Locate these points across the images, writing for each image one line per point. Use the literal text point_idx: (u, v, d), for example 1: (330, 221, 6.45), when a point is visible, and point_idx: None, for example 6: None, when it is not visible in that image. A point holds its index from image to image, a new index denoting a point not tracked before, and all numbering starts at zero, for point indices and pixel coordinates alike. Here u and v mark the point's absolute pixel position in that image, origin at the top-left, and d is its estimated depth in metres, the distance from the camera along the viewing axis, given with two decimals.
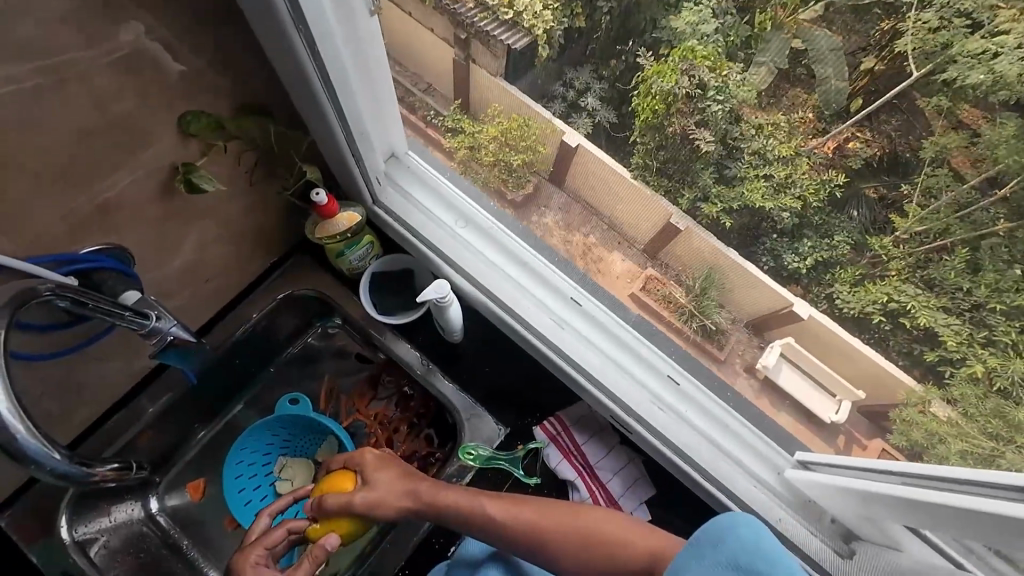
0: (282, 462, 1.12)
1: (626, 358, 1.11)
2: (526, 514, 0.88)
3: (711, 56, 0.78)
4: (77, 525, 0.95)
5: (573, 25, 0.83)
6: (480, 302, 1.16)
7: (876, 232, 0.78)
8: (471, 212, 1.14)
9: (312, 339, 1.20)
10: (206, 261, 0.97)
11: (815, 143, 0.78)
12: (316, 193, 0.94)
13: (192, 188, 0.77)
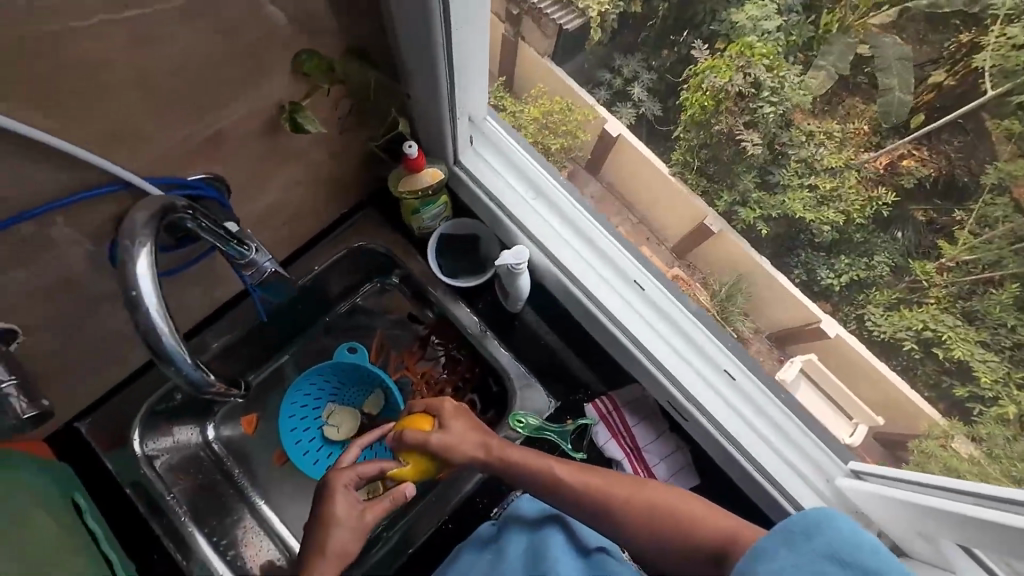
0: (331, 408, 0.98)
1: (690, 353, 0.93)
2: (596, 485, 0.76)
3: (770, 55, 0.76)
4: (147, 439, 0.86)
5: (629, 11, 0.82)
6: (552, 275, 0.97)
7: (921, 256, 0.75)
8: (538, 175, 0.99)
9: (365, 295, 1.05)
10: (290, 205, 0.87)
11: (867, 157, 0.75)
12: (408, 144, 0.85)
13: (297, 129, 0.71)
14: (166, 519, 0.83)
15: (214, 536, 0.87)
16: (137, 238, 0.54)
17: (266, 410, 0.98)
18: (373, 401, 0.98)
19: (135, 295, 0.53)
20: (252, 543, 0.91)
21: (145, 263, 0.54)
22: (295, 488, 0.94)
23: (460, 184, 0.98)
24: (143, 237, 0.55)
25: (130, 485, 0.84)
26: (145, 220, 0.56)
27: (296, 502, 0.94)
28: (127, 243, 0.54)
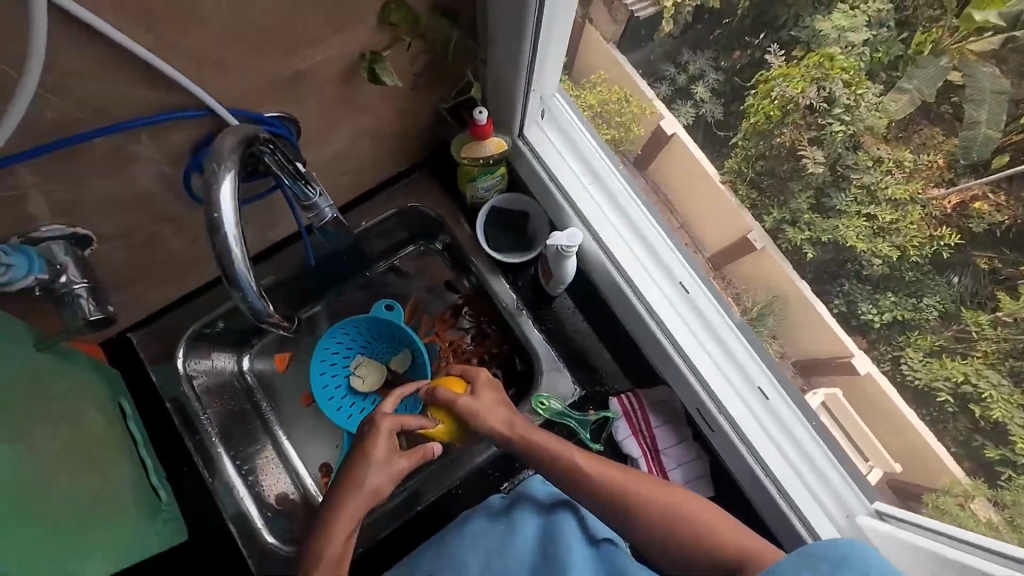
0: (360, 359, 1.00)
1: (727, 363, 0.91)
2: (618, 478, 0.75)
3: (851, 69, 0.72)
4: (190, 359, 0.91)
5: (706, 5, 0.78)
6: (600, 265, 0.97)
7: (975, 305, 0.71)
8: (601, 164, 0.99)
9: (406, 257, 1.07)
10: (352, 155, 0.88)
11: (934, 193, 0.71)
12: (478, 111, 0.84)
13: (373, 80, 0.71)
14: (198, 436, 0.88)
15: (239, 461, 0.91)
16: (224, 162, 0.56)
17: (300, 351, 1.02)
18: (401, 360, 1.01)
19: (216, 218, 0.55)
20: (270, 474, 0.94)
21: (228, 188, 0.56)
22: (317, 428, 0.99)
23: (519, 159, 0.99)
24: (229, 163, 0.57)
25: (171, 399, 0.88)
26: (232, 146, 0.58)
27: (315, 442, 0.98)
28: (214, 165, 0.56)
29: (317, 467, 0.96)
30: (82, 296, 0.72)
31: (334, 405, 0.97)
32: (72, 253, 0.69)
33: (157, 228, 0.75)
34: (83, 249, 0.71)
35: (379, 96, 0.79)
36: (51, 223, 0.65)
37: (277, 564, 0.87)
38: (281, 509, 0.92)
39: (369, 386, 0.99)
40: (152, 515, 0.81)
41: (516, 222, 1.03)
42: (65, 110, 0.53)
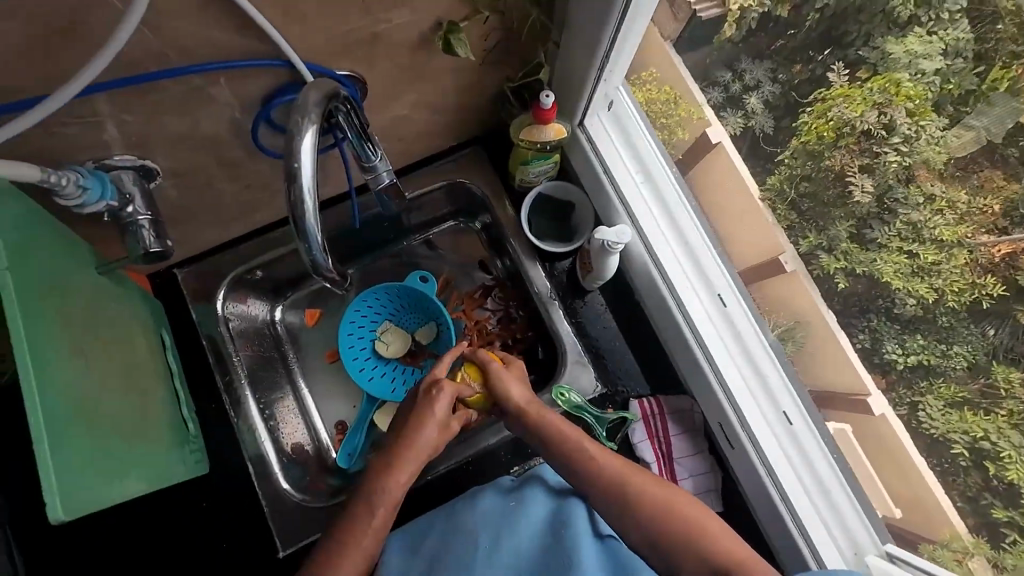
0: (386, 326, 1.03)
1: (756, 385, 0.88)
2: (628, 475, 0.74)
3: (918, 98, 0.68)
4: (228, 302, 0.95)
5: (772, 13, 0.74)
6: (643, 267, 0.95)
7: (1008, 361, 0.68)
8: (654, 162, 0.95)
9: (445, 231, 1.09)
10: (409, 122, 0.89)
11: (985, 240, 0.67)
12: (546, 94, 0.80)
13: (447, 50, 0.71)
14: (227, 377, 0.91)
15: (262, 404, 0.94)
16: (309, 115, 0.57)
17: (331, 308, 1.06)
18: (426, 332, 1.03)
19: (295, 169, 0.57)
20: (289, 421, 0.98)
21: (308, 141, 0.58)
22: (339, 385, 1.03)
23: (574, 149, 0.96)
24: (311, 118, 0.58)
25: (207, 336, 0.92)
26: (316, 101, 0.59)
27: (333, 398, 1.02)
28: (298, 118, 0.57)
29: (333, 423, 1.01)
30: (144, 227, 0.75)
31: (357, 365, 1.00)
32: (138, 183, 0.73)
33: (219, 170, 0.79)
34: (148, 180, 0.75)
35: (447, 66, 0.79)
36: (122, 152, 0.69)
37: (291, 509, 0.88)
38: (298, 456, 0.95)
39: (391, 353, 1.01)
40: (184, 445, 0.86)
41: (561, 212, 1.01)
42: (154, 46, 0.55)
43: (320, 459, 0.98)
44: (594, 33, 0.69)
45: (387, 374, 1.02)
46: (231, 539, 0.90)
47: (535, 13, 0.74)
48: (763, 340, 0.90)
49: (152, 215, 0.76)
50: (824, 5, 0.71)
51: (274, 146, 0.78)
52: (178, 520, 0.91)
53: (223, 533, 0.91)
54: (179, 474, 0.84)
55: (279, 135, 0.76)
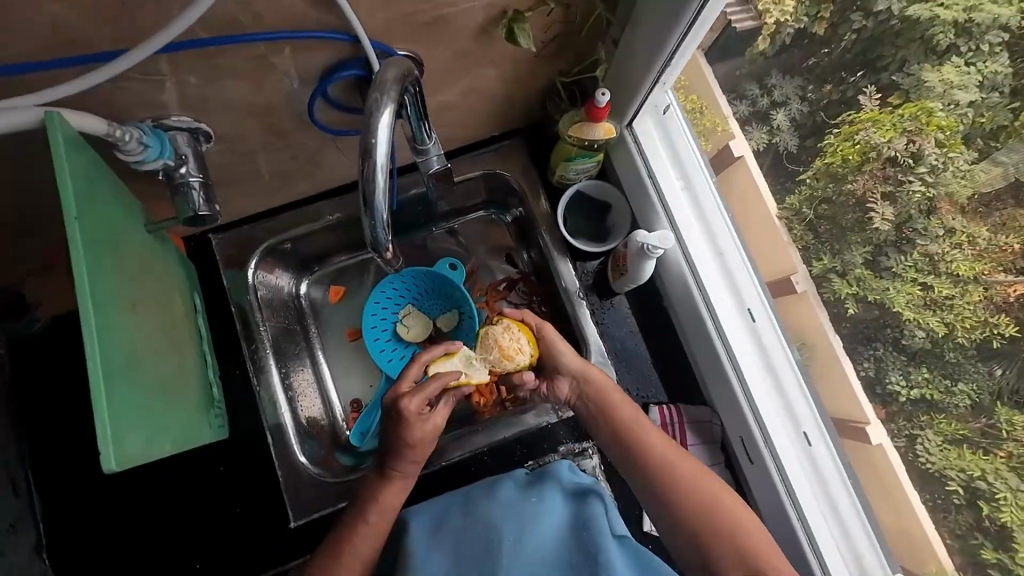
0: (409, 310, 0.96)
1: (775, 408, 0.86)
2: (663, 456, 0.73)
3: (948, 129, 0.67)
4: (259, 269, 0.88)
5: (808, 29, 0.73)
6: (678, 275, 0.92)
7: (1012, 403, 0.67)
8: (695, 169, 0.92)
9: (477, 219, 1.02)
10: (461, 106, 0.85)
11: (1000, 278, 0.67)
12: (602, 91, 0.77)
13: (508, 39, 0.68)
14: (254, 346, 0.84)
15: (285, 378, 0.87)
16: (387, 94, 0.56)
17: (357, 284, 0.99)
18: (449, 319, 0.96)
19: (372, 144, 0.56)
20: (306, 394, 0.91)
21: (385, 119, 0.57)
22: (358, 365, 0.96)
23: (618, 152, 0.94)
24: (389, 96, 0.57)
25: (236, 305, 0.86)
26: (396, 77, 0.57)
27: (351, 373, 0.95)
28: (377, 96, 0.56)
29: (347, 400, 0.94)
30: (195, 189, 0.71)
31: (377, 348, 0.93)
32: (191, 146, 0.70)
33: (260, 143, 0.76)
34: (201, 143, 0.71)
35: (505, 55, 0.76)
36: (178, 113, 0.66)
37: (308, 483, 0.82)
38: (314, 431, 0.89)
39: (410, 336, 0.94)
40: (208, 410, 0.80)
41: (597, 211, 0.96)
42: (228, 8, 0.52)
43: (334, 437, 0.91)
44: (664, 35, 0.67)
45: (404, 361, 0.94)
46: (246, 504, 0.84)
47: (598, 11, 0.73)
48: (786, 358, 0.87)
49: (204, 177, 0.72)
50: (863, 25, 0.69)
51: (330, 121, 0.76)
52: (188, 485, 0.84)
53: (235, 498, 0.84)
54: (203, 440, 0.77)
55: (335, 111, 0.74)
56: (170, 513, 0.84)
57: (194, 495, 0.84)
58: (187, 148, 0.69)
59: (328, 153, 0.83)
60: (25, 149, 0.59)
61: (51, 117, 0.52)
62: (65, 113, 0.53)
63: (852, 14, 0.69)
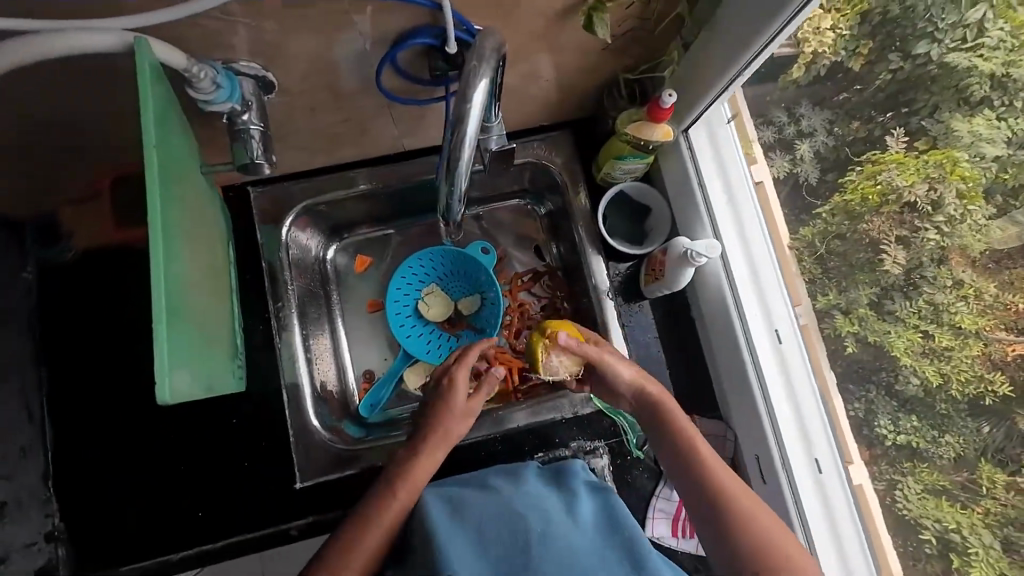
0: (432, 288, 0.88)
1: (792, 432, 0.78)
2: (727, 486, 0.61)
3: (970, 180, 0.66)
4: (296, 228, 0.80)
5: (844, 63, 0.71)
6: (714, 287, 0.84)
7: (996, 462, 0.66)
8: (738, 177, 0.84)
9: (515, 204, 0.92)
10: (522, 93, 0.78)
11: (1001, 336, 0.65)
12: (668, 91, 0.70)
13: (585, 28, 0.63)
14: (279, 305, 0.77)
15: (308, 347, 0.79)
16: (484, 62, 0.50)
17: (383, 257, 0.89)
18: (470, 304, 0.88)
19: (465, 109, 0.51)
20: (322, 360, 0.82)
21: (480, 89, 0.51)
22: (376, 341, 0.87)
23: (669, 158, 0.85)
24: (487, 64, 0.51)
25: (265, 263, 0.78)
26: (494, 46, 0.51)
27: (368, 344, 0.86)
28: (474, 64, 0.50)
29: (360, 371, 0.85)
30: (254, 138, 0.62)
31: (400, 327, 0.85)
32: (256, 94, 0.61)
33: (299, 118, 0.69)
34: (264, 96, 0.63)
35: (579, 44, 0.69)
36: (247, 60, 0.57)
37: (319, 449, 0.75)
38: (324, 398, 0.79)
39: (430, 316, 0.87)
40: (233, 359, 0.72)
41: (636, 216, 0.89)
42: None
43: (342, 407, 0.82)
44: (744, 40, 0.61)
45: (421, 346, 0.86)
46: (256, 456, 0.74)
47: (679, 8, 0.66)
48: (810, 385, 0.80)
49: (264, 127, 0.63)
50: (900, 66, 0.67)
51: (393, 89, 0.67)
52: (197, 430, 0.75)
53: (245, 449, 0.75)
54: (226, 390, 0.70)
55: (404, 81, 0.66)
56: (172, 457, 0.74)
57: (201, 441, 0.75)
58: (252, 96, 0.60)
59: (380, 122, 0.74)
60: (44, 69, 0.52)
61: (140, 44, 0.47)
62: (152, 41, 0.48)
63: (891, 53, 0.68)
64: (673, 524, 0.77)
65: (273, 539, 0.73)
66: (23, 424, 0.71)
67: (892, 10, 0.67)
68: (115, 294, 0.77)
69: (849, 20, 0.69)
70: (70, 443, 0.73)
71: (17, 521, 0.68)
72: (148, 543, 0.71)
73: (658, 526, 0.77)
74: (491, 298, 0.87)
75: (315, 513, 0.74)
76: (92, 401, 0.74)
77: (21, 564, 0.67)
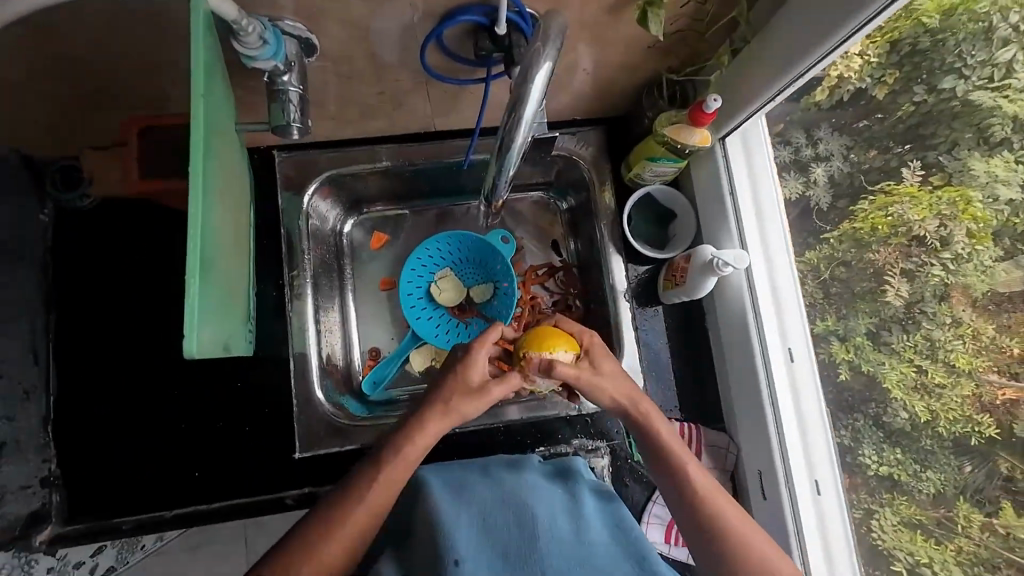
0: (445, 272, 0.87)
1: (796, 452, 0.73)
2: (727, 518, 0.54)
3: (981, 221, 0.58)
4: (318, 197, 0.81)
5: (868, 91, 0.65)
6: (734, 298, 0.78)
7: (973, 501, 0.61)
8: (764, 183, 0.77)
9: (538, 197, 0.92)
10: (562, 85, 0.75)
11: (993, 379, 0.58)
12: (713, 97, 0.67)
13: (639, 22, 0.60)
14: (294, 273, 0.77)
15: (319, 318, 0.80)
16: (549, 48, 0.47)
17: (398, 236, 0.90)
18: (482, 292, 0.88)
19: (523, 92, 0.50)
20: (330, 333, 0.82)
21: (539, 76, 0.49)
22: (385, 319, 0.88)
23: (701, 165, 0.80)
24: (550, 48, 0.47)
25: (284, 231, 0.78)
26: (560, 26, 0.47)
27: (376, 321, 0.87)
28: (538, 45, 0.47)
29: (366, 348, 0.86)
30: (293, 100, 0.61)
31: (412, 307, 0.85)
32: (299, 55, 0.60)
33: (334, 84, 0.68)
34: (307, 58, 0.62)
35: (627, 38, 0.66)
36: (294, 19, 0.56)
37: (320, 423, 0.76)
38: (328, 370, 0.80)
39: (442, 300, 0.86)
40: (246, 320, 0.72)
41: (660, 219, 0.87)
42: None
43: (346, 381, 0.83)
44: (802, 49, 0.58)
45: (429, 328, 0.86)
46: (257, 422, 0.76)
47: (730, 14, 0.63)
48: (818, 410, 0.74)
49: (303, 90, 0.62)
50: (924, 99, 0.61)
51: (436, 67, 0.67)
52: (200, 391, 0.77)
53: (248, 415, 0.76)
54: (238, 353, 0.70)
55: (446, 58, 0.65)
56: (175, 415, 0.76)
57: (206, 402, 0.76)
58: (296, 57, 0.60)
59: (414, 98, 0.73)
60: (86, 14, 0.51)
61: None
62: None
63: (914, 86, 0.61)
64: (667, 530, 0.77)
65: (267, 506, 0.74)
66: (27, 364, 0.72)
67: (922, 42, 0.59)
68: (137, 253, 0.79)
69: (878, 47, 0.62)
70: (78, 391, 0.75)
71: (16, 462, 0.69)
72: (144, 497, 0.73)
73: (652, 531, 0.77)
74: (505, 288, 0.86)
75: (312, 484, 0.75)
76: (101, 352, 0.77)
77: (17, 504, 0.69)
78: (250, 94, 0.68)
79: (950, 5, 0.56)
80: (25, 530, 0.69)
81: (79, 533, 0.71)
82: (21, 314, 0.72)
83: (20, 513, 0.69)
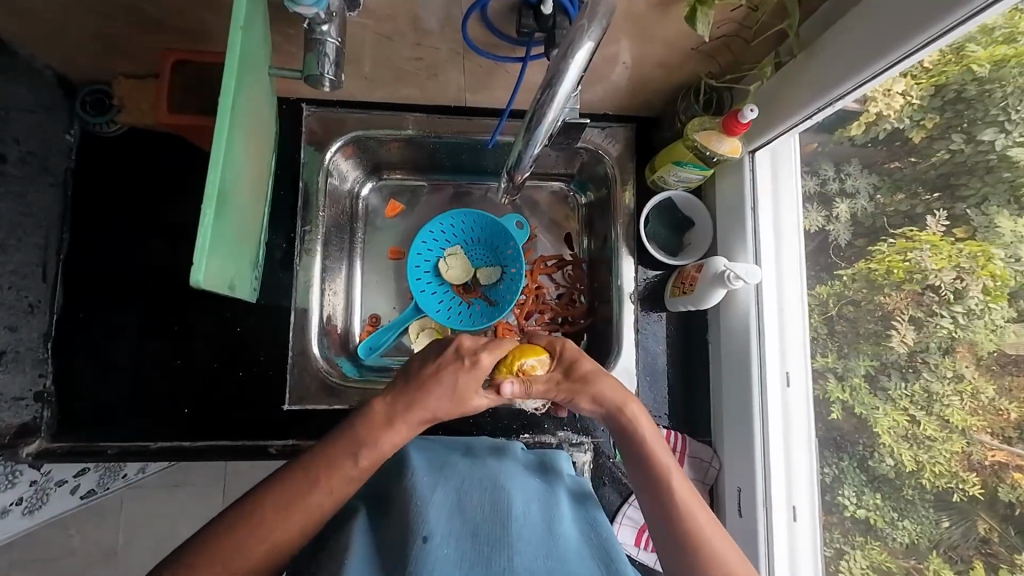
0: (455, 252, 0.87)
1: (777, 475, 0.73)
2: (699, 520, 0.53)
3: (999, 279, 0.56)
4: (342, 155, 0.80)
5: (904, 132, 0.62)
6: (741, 315, 0.77)
7: (945, 557, 0.60)
8: (786, 201, 0.75)
9: (558, 187, 0.92)
10: (600, 77, 0.74)
11: (984, 440, 0.57)
12: (750, 107, 0.65)
13: (686, 19, 0.57)
14: (306, 229, 0.77)
15: (326, 275, 0.80)
16: (594, 26, 0.46)
17: (413, 207, 0.91)
18: (490, 275, 0.87)
19: (563, 69, 0.49)
20: (334, 294, 0.83)
21: (581, 56, 0.48)
22: (389, 288, 0.88)
23: (728, 175, 0.79)
24: (596, 26, 0.46)
25: (301, 186, 0.78)
26: (607, 8, 0.45)
27: (380, 289, 0.88)
28: (582, 24, 0.46)
29: (366, 313, 0.87)
30: (328, 50, 0.60)
31: (418, 277, 0.85)
32: (340, 7, 0.58)
33: (370, 43, 0.67)
34: (348, 12, 0.60)
35: (673, 37, 0.65)
36: None
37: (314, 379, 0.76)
38: (327, 330, 0.80)
39: (449, 276, 0.86)
40: (253, 267, 0.72)
41: (677, 228, 0.86)
42: None
43: (343, 343, 0.84)
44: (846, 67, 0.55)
45: (429, 301, 0.85)
46: (251, 369, 0.77)
47: (779, 24, 0.62)
48: (804, 439, 0.73)
49: (339, 43, 0.61)
50: (961, 148, 0.58)
51: (475, 39, 0.66)
52: (201, 331, 0.77)
53: (242, 360, 0.77)
54: (241, 298, 0.70)
55: (485, 31, 0.64)
56: (171, 352, 0.77)
57: (205, 343, 0.77)
58: (337, 8, 0.58)
59: (450, 69, 0.73)
60: None
61: None
62: None
63: (959, 129, 0.58)
64: (637, 534, 0.76)
65: (250, 451, 0.74)
66: (37, 280, 0.73)
67: (968, 89, 0.56)
68: (157, 185, 0.80)
69: (922, 89, 0.58)
70: (83, 314, 0.76)
71: (12, 371, 0.69)
72: (134, 425, 0.75)
73: (623, 532, 0.76)
74: (512, 273, 0.86)
75: (296, 437, 0.75)
76: (109, 280, 0.78)
77: (9, 414, 0.69)
78: (288, 41, 0.68)
79: (1003, 55, 0.53)
80: (14, 440, 0.69)
81: (65, 450, 0.72)
82: (38, 227, 0.73)
83: (10, 423, 0.69)
